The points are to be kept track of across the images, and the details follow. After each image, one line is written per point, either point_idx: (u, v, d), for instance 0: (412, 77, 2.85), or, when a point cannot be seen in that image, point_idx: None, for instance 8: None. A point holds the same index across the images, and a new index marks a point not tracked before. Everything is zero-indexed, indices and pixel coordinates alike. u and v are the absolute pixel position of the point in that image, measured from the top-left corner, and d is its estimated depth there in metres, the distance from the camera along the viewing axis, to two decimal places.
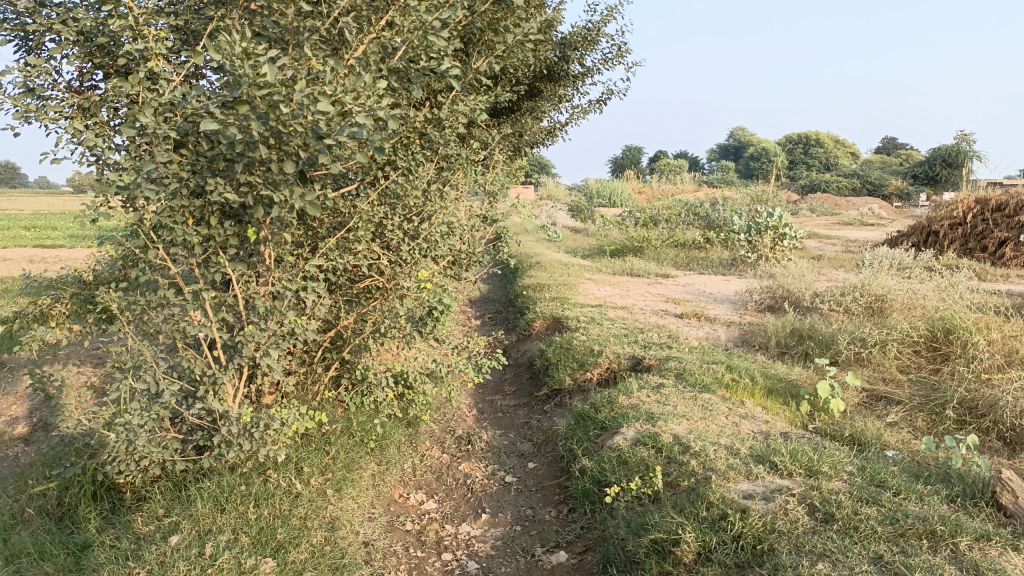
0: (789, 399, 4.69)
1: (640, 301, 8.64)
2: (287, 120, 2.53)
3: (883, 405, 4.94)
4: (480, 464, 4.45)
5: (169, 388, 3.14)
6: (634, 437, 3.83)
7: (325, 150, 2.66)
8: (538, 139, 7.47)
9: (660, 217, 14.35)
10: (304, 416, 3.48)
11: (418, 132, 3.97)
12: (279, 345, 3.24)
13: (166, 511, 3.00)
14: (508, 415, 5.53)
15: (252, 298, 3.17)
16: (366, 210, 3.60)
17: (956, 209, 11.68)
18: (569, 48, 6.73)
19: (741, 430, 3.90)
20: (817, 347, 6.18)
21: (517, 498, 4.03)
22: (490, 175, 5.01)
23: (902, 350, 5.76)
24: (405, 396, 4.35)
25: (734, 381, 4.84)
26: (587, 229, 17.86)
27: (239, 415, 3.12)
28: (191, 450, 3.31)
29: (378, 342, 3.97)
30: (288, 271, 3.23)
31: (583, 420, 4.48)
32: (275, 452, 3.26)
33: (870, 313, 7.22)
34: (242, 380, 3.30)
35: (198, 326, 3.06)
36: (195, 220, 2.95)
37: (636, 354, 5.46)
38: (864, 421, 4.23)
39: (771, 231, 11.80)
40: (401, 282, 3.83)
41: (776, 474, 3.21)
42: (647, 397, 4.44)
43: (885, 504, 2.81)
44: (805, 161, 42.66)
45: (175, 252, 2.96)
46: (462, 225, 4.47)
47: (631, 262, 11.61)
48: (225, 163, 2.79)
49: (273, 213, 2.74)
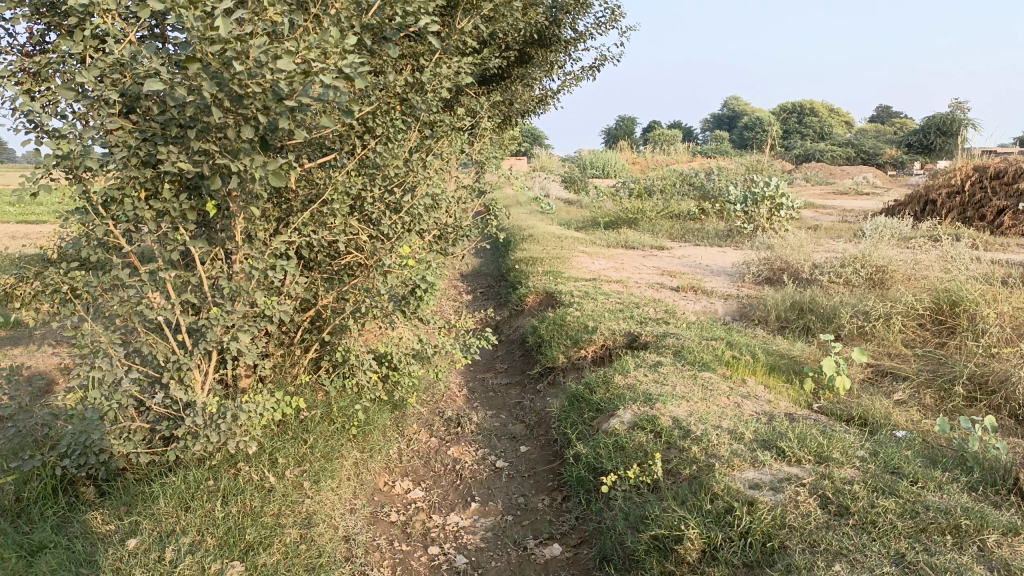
0: (792, 376, 4.49)
1: (635, 274, 8.41)
2: (244, 79, 2.27)
3: (890, 381, 4.74)
4: (470, 448, 4.24)
5: (129, 375, 2.90)
6: (631, 420, 3.62)
7: (289, 113, 2.41)
8: (529, 108, 7.20)
9: (655, 188, 14.09)
10: (280, 403, 3.26)
11: (399, 97, 3.71)
12: (248, 328, 3.00)
13: (128, 510, 2.79)
14: (500, 395, 5.32)
15: (218, 278, 2.93)
16: (342, 181, 3.37)
17: (954, 177, 11.45)
18: (560, 11, 6.41)
19: (743, 411, 3.70)
20: (819, 321, 5.98)
21: (509, 484, 3.83)
22: (478, 144, 4.76)
23: (906, 323, 5.56)
24: (389, 377, 4.13)
25: (735, 358, 4.63)
26: (580, 201, 17.56)
27: (205, 405, 2.91)
28: (157, 441, 3.08)
29: (359, 322, 3.74)
30: (257, 248, 2.98)
31: (578, 401, 4.27)
32: (245, 443, 3.04)
33: (871, 285, 7.01)
34: (210, 366, 3.06)
35: (158, 309, 2.81)
36: (148, 193, 2.70)
37: (632, 331, 5.24)
38: (870, 400, 4.04)
39: (768, 201, 11.56)
40: (381, 258, 3.54)
41: (784, 461, 3.00)
42: (644, 376, 4.23)
43: (902, 495, 2.62)
44: (799, 131, 42.27)
45: (129, 228, 2.71)
46: (448, 197, 4.22)
47: (626, 233, 11.36)
48: (179, 129, 2.52)
49: (231, 184, 2.48)
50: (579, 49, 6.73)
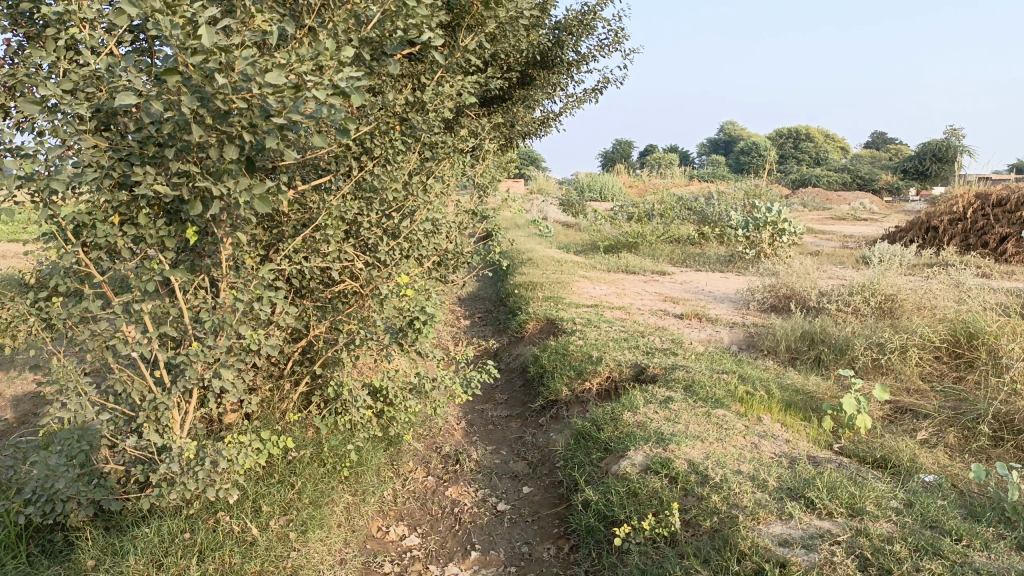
0: (810, 414, 4.24)
1: (637, 300, 8.19)
2: (229, 93, 2.06)
3: (910, 419, 4.50)
4: (469, 489, 3.99)
5: (101, 415, 2.66)
6: (644, 462, 3.37)
7: (277, 131, 2.19)
8: (530, 130, 7.00)
9: (654, 212, 13.92)
10: (266, 443, 3.02)
11: (399, 117, 3.51)
12: (232, 364, 2.76)
13: (96, 565, 2.55)
14: (500, 429, 5.08)
15: (199, 310, 2.69)
16: (337, 205, 3.15)
17: (957, 204, 11.28)
18: (563, 33, 6.26)
19: (762, 453, 3.46)
20: (831, 352, 5.76)
21: (511, 530, 3.58)
22: (480, 167, 4.55)
23: (922, 356, 5.30)
24: (384, 413, 3.88)
25: (749, 394, 4.39)
26: (578, 224, 17.40)
27: (183, 451, 2.67)
28: (131, 485, 2.83)
29: (352, 354, 3.51)
30: (243, 277, 2.76)
31: (584, 439, 4.03)
32: (226, 491, 2.80)
33: (881, 314, 6.79)
34: (190, 405, 2.83)
35: (133, 344, 2.58)
36: (123, 217, 2.47)
37: (638, 362, 5.00)
38: (894, 440, 3.80)
39: (770, 226, 11.27)
40: (378, 287, 3.33)
41: (814, 513, 2.77)
42: (655, 413, 3.98)
43: (948, 556, 2.38)
44: (795, 156, 42.33)
45: (102, 255, 2.48)
46: (449, 223, 4.01)
47: (626, 258, 11.16)
48: (158, 149, 2.30)
49: (213, 209, 2.26)
50: (582, 71, 6.54)
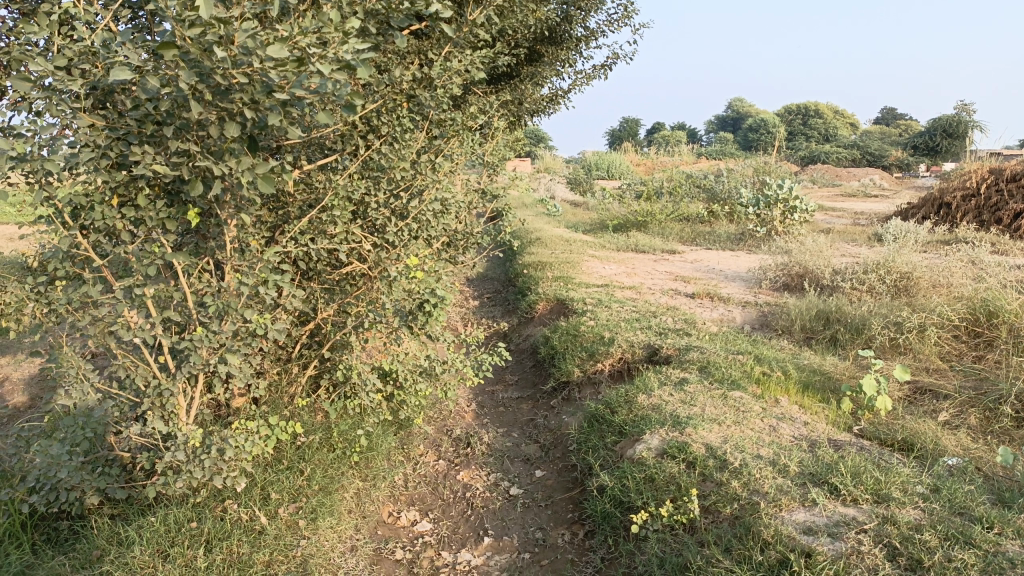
0: (828, 395, 4.14)
1: (648, 280, 8.09)
2: (228, 67, 1.95)
3: (930, 400, 4.40)
4: (481, 473, 3.93)
5: (104, 402, 2.59)
6: (660, 447, 3.30)
7: (280, 108, 2.09)
8: (539, 108, 6.86)
9: (663, 190, 13.75)
10: (275, 429, 2.96)
11: (406, 94, 3.39)
12: (237, 349, 2.68)
13: (101, 555, 2.52)
14: (511, 411, 5.01)
15: (203, 295, 2.61)
16: (344, 185, 3.07)
17: (970, 180, 11.10)
18: (572, 7, 6.10)
19: (782, 436, 3.37)
20: (847, 331, 5.65)
21: (525, 515, 3.52)
22: (489, 144, 4.44)
23: (941, 336, 5.18)
24: (394, 397, 3.81)
25: (765, 375, 4.30)
26: (586, 203, 17.22)
27: (188, 439, 2.60)
28: (137, 473, 2.77)
29: (361, 338, 3.43)
30: (248, 260, 2.66)
31: (597, 422, 3.95)
32: (234, 480, 2.73)
33: (896, 292, 6.66)
34: (196, 391, 2.75)
35: (135, 330, 2.50)
36: (122, 199, 2.38)
37: (651, 343, 4.91)
38: (915, 422, 3.71)
39: (781, 204, 11.11)
40: (387, 269, 3.26)
41: (838, 500, 2.70)
42: (670, 396, 3.89)
43: (980, 545, 2.30)
44: (804, 132, 41.88)
45: (101, 238, 2.39)
46: (458, 202, 3.92)
47: (635, 237, 11.04)
48: (156, 127, 2.20)
49: (215, 190, 2.16)
50: (591, 47, 6.38)
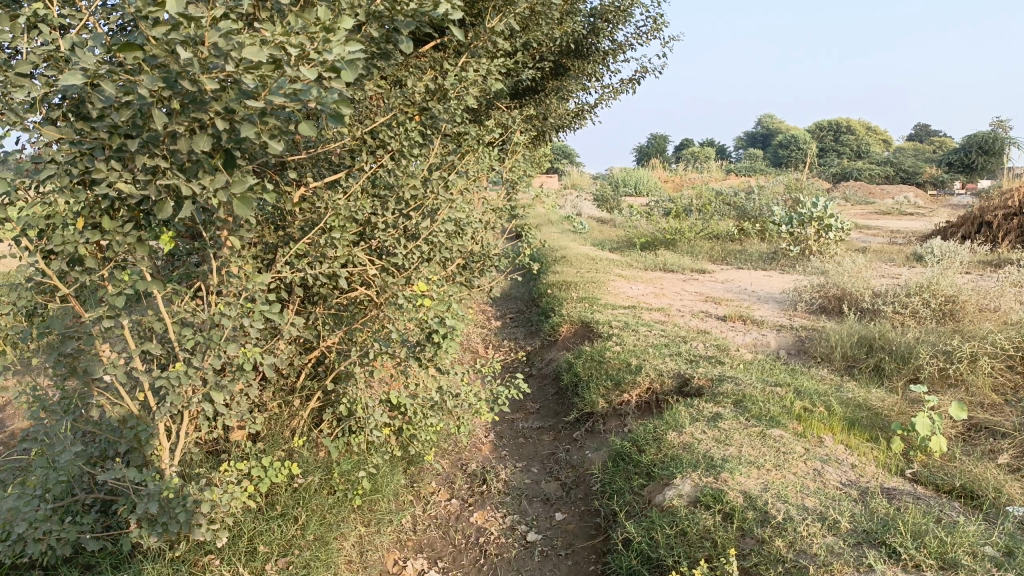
0: (877, 433, 3.78)
1: (676, 301, 7.75)
2: (198, 71, 1.71)
3: (987, 439, 4.01)
4: (496, 515, 3.64)
5: (76, 445, 2.36)
6: (692, 493, 2.99)
7: (257, 118, 1.85)
8: (564, 123, 6.59)
9: (692, 207, 13.38)
10: (267, 472, 2.70)
11: (418, 106, 3.13)
12: (221, 387, 2.43)
13: None
14: (531, 443, 4.71)
15: (183, 327, 2.37)
16: (348, 204, 2.82)
17: (1012, 198, 10.60)
18: (599, 19, 5.83)
19: (827, 483, 3.03)
20: (892, 360, 5.26)
21: (541, 566, 3.23)
22: (510, 160, 4.17)
23: (995, 366, 4.78)
24: (404, 432, 3.53)
25: (807, 412, 3.95)
26: (613, 220, 16.89)
27: (164, 489, 2.36)
28: (114, 522, 2.53)
29: (366, 369, 3.16)
30: (233, 288, 2.42)
31: (622, 460, 3.63)
32: (216, 533, 2.48)
33: (942, 318, 6.23)
34: (178, 431, 2.51)
35: (107, 365, 2.26)
36: (90, 221, 2.14)
37: (681, 372, 4.58)
38: (975, 465, 3.33)
39: (815, 222, 10.68)
40: (393, 295, 2.99)
41: (898, 566, 2.37)
42: (702, 434, 3.56)
43: None
44: (836, 148, 41.16)
45: (69, 264, 2.16)
46: (473, 221, 3.64)
47: (664, 256, 10.71)
48: (124, 140, 1.97)
49: (185, 212, 1.92)
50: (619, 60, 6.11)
